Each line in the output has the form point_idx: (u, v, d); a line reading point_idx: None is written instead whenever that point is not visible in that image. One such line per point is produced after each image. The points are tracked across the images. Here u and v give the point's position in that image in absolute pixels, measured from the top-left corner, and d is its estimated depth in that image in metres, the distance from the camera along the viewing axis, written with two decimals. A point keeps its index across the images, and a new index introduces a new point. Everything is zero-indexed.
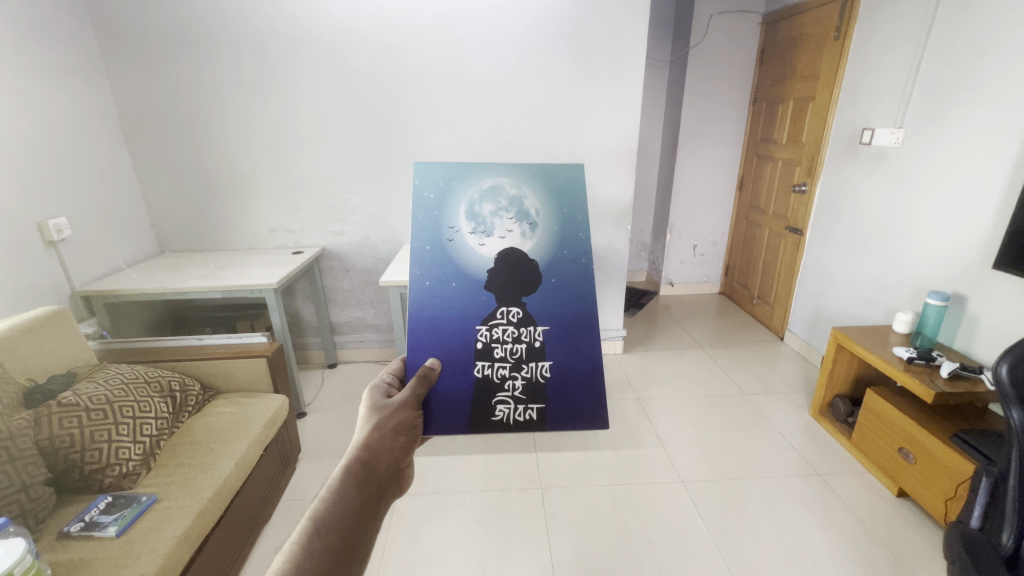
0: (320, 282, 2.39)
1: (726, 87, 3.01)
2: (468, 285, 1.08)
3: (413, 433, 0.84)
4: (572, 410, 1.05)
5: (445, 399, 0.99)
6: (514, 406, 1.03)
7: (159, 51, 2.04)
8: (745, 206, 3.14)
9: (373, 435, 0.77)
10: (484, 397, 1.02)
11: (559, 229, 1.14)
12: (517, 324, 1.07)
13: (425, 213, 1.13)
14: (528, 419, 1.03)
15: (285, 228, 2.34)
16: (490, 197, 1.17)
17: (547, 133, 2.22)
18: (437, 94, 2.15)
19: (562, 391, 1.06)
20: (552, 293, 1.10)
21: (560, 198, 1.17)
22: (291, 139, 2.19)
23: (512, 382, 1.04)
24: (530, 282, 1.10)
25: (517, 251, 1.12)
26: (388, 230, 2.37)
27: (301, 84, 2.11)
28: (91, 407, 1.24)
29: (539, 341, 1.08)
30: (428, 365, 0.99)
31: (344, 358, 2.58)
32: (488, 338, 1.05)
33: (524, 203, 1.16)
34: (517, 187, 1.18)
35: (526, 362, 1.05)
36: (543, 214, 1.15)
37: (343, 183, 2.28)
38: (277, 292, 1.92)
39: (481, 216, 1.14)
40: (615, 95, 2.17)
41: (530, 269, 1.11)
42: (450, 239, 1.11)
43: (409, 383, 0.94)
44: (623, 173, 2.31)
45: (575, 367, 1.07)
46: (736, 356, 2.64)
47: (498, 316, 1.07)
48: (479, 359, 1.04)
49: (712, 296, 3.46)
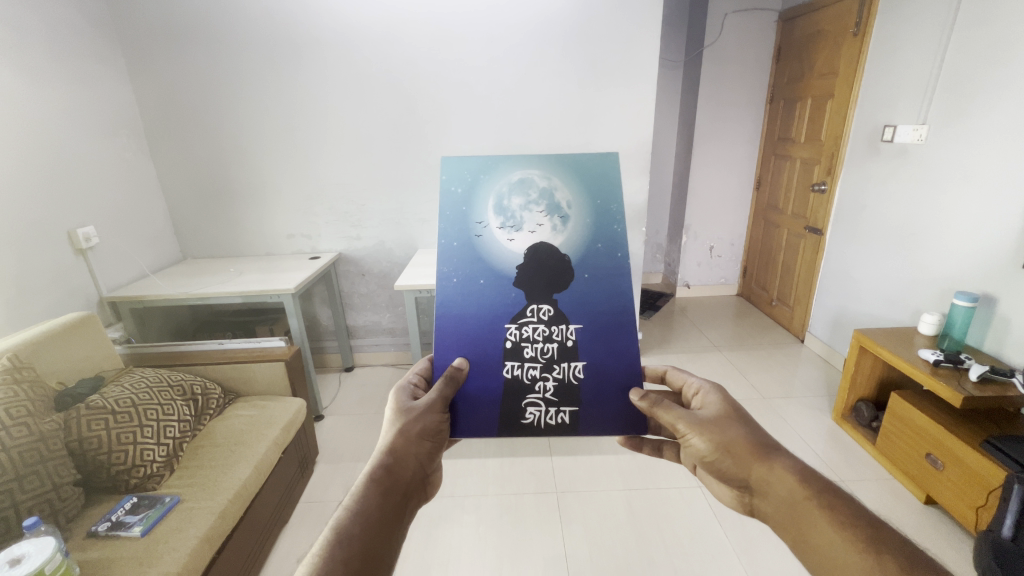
0: (336, 286, 2.41)
1: (741, 85, 2.97)
2: (496, 282, 1.10)
3: (439, 437, 0.85)
4: (603, 416, 1.04)
5: (472, 400, 1.02)
6: (546, 408, 1.05)
7: (180, 63, 2.10)
8: (763, 205, 3.08)
9: (397, 439, 0.79)
10: (514, 397, 1.04)
11: (592, 221, 1.13)
12: (548, 323, 1.08)
13: (451, 209, 1.13)
14: (559, 423, 1.04)
15: (303, 234, 2.38)
16: (519, 189, 1.15)
17: (558, 136, 2.22)
18: (449, 98, 2.17)
19: (596, 393, 1.05)
20: (584, 289, 1.10)
21: (593, 188, 1.15)
22: (308, 145, 2.23)
23: (543, 383, 1.06)
24: (561, 279, 1.11)
25: (548, 246, 1.12)
26: (403, 235, 2.39)
27: (316, 91, 2.15)
28: (117, 410, 1.28)
29: (571, 340, 1.08)
30: (455, 365, 1.03)
31: (361, 361, 2.61)
32: (517, 337, 1.07)
33: (555, 195, 1.14)
34: (547, 179, 1.15)
35: (557, 363, 1.07)
36: (575, 205, 1.14)
37: (359, 189, 2.31)
38: (295, 297, 1.95)
39: (509, 210, 1.14)
40: (628, 96, 2.16)
41: (562, 264, 1.11)
42: (478, 236, 1.12)
43: (436, 384, 0.97)
44: (637, 174, 2.29)
45: (609, 368, 1.07)
46: (755, 360, 2.60)
47: (527, 314, 1.09)
48: (509, 359, 1.06)
49: (729, 298, 3.41)
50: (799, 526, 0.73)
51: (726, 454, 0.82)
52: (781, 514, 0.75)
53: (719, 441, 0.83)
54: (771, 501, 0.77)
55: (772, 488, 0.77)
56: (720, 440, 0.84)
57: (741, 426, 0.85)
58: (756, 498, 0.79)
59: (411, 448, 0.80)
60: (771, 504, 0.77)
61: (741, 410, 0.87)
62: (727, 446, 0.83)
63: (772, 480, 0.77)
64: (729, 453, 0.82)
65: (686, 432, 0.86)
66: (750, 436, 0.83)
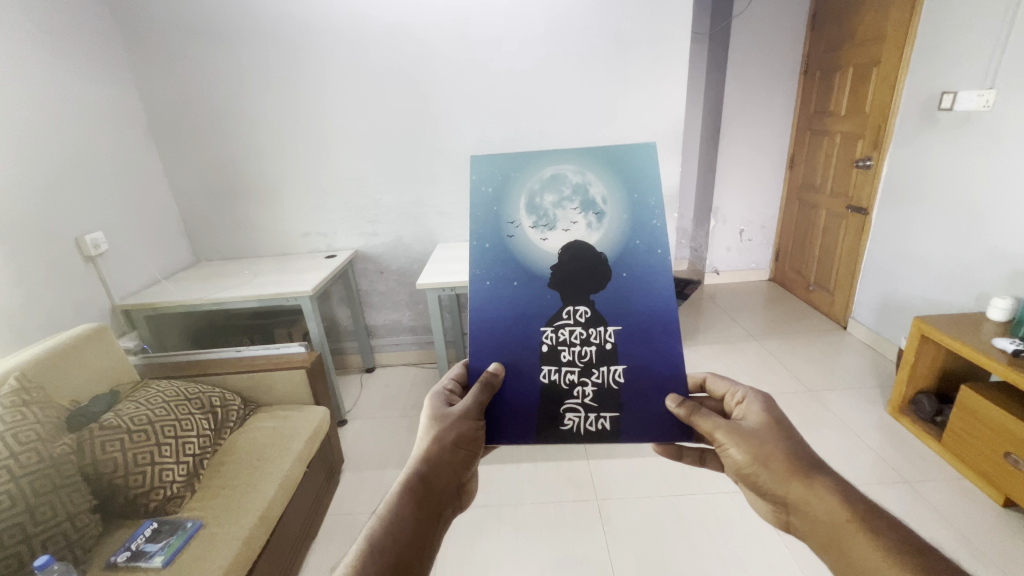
0: (354, 285, 2.31)
1: (773, 57, 2.78)
2: (530, 283, 1.03)
3: (473, 444, 0.92)
4: (650, 420, 0.99)
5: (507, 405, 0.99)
6: (584, 412, 1.00)
7: (182, 60, 2.00)
8: (797, 184, 2.90)
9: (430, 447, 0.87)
10: (552, 403, 1.01)
11: (629, 217, 1.04)
12: (585, 324, 1.03)
13: (482, 210, 1.06)
14: (597, 427, 0.99)
15: (316, 231, 2.27)
16: (552, 186, 1.07)
17: (584, 118, 2.08)
18: (466, 80, 2.03)
19: (640, 400, 0.99)
20: (622, 289, 1.02)
21: (630, 181, 1.05)
22: (320, 139, 2.13)
23: (581, 387, 1.02)
24: (598, 279, 1.02)
25: (584, 244, 1.05)
26: (422, 228, 2.26)
27: (327, 81, 2.03)
28: (132, 429, 1.21)
29: (609, 342, 1.02)
30: (491, 369, 1.00)
31: (382, 362, 2.51)
32: (553, 340, 1.02)
33: (589, 191, 1.05)
34: (581, 174, 1.07)
35: (594, 366, 1.01)
36: (609, 200, 1.05)
37: (374, 182, 2.19)
38: (313, 299, 1.85)
39: (541, 208, 1.06)
40: (659, 73, 2.00)
41: (599, 264, 1.03)
42: (511, 235, 1.05)
43: (471, 389, 0.96)
44: (669, 157, 2.13)
45: (650, 371, 1.01)
46: (796, 349, 2.45)
47: (563, 315, 1.03)
48: (545, 362, 1.01)
49: (761, 283, 3.24)
50: (840, 547, 0.68)
51: (766, 468, 0.76)
52: (821, 535, 0.70)
53: (759, 453, 0.77)
54: (816, 524, 0.70)
55: (817, 511, 0.70)
56: (758, 451, 0.77)
57: (785, 439, 0.77)
58: (798, 518, 0.72)
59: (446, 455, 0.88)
60: (815, 528, 0.70)
61: (787, 421, 0.79)
62: (769, 460, 0.76)
63: (817, 501, 0.71)
64: (766, 465, 0.75)
65: (722, 441, 0.80)
66: (793, 451, 0.76)
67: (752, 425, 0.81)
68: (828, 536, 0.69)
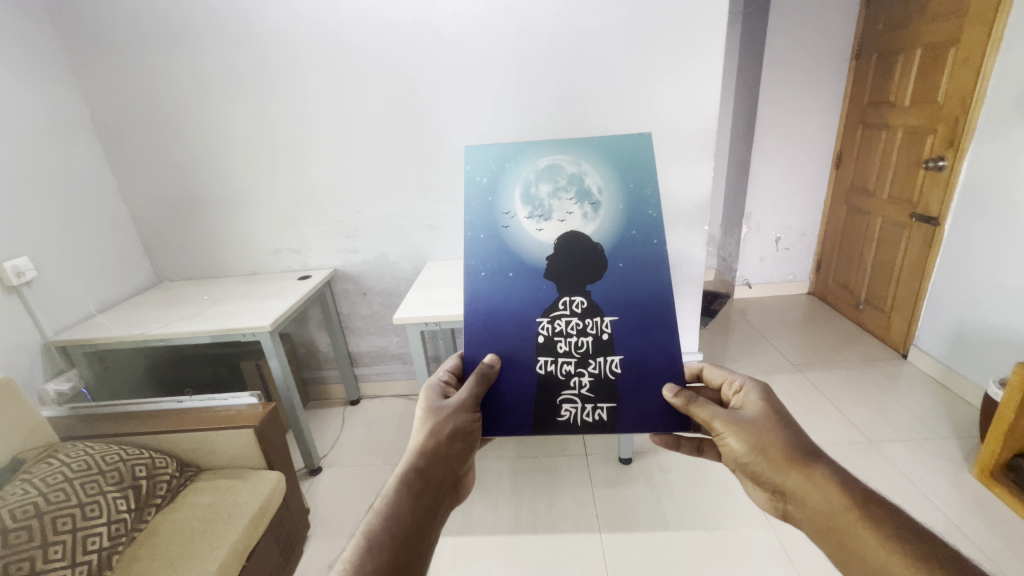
0: (333, 309, 2.03)
1: (818, 39, 2.40)
2: (524, 274, 1.09)
3: (469, 437, 0.97)
4: (647, 410, 1.04)
5: (506, 398, 1.05)
6: (580, 403, 1.05)
7: (129, 55, 1.73)
8: (845, 187, 2.52)
9: (429, 441, 0.92)
10: (549, 393, 1.06)
11: (623, 206, 1.12)
12: (580, 315, 1.08)
13: (479, 200, 1.14)
14: (593, 416, 1.04)
15: (289, 249, 1.99)
16: (547, 177, 1.16)
17: (598, 116, 1.75)
18: (458, 72, 1.71)
19: (635, 393, 1.04)
20: (617, 279, 1.09)
21: (624, 172, 1.14)
22: (289, 143, 1.83)
23: (577, 378, 1.07)
24: (595, 271, 1.09)
25: (578, 234, 1.13)
26: (409, 245, 1.96)
27: (296, 76, 1.74)
28: (9, 527, 0.95)
29: (604, 333, 1.07)
30: (486, 361, 1.05)
31: (368, 392, 2.24)
32: (549, 331, 1.07)
33: (585, 180, 1.14)
34: (576, 165, 1.16)
35: (589, 358, 1.06)
36: (602, 191, 1.13)
37: (353, 192, 1.90)
38: (274, 334, 1.57)
39: (537, 198, 1.15)
40: (688, 57, 1.65)
41: (594, 251, 1.10)
42: (506, 225, 1.13)
43: (467, 381, 1.02)
44: (699, 160, 1.78)
45: (644, 362, 1.06)
46: (846, 383, 2.10)
47: (558, 306, 1.07)
48: (542, 353, 1.07)
49: (799, 298, 2.87)
50: (841, 538, 0.71)
51: (763, 457, 0.80)
52: (821, 525, 0.73)
53: (756, 442, 0.80)
54: (812, 509, 0.74)
55: (811, 496, 0.75)
56: (757, 441, 0.80)
57: (782, 428, 0.81)
58: (794, 502, 0.76)
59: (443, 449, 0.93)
60: (810, 511, 0.75)
61: (784, 410, 0.83)
62: (766, 449, 0.79)
63: (816, 491, 0.74)
64: (765, 455, 0.79)
65: (721, 430, 0.83)
66: (792, 440, 0.80)
67: (752, 415, 0.84)
68: (825, 524, 0.73)
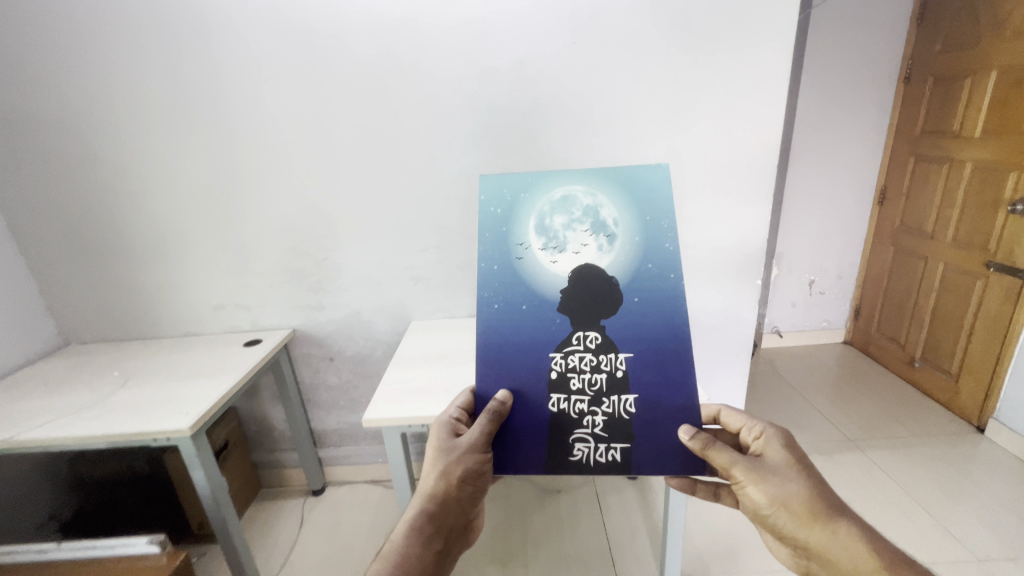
0: (291, 379, 1.61)
1: (861, 59, 2.11)
2: (538, 307, 1.05)
3: (480, 477, 0.96)
4: (662, 446, 1.00)
5: (518, 433, 1.00)
6: (590, 441, 1.00)
7: (18, 48, 1.32)
8: (892, 226, 2.22)
9: (439, 484, 0.93)
10: (561, 431, 1.01)
11: (640, 240, 1.06)
12: (593, 353, 1.02)
13: (493, 230, 1.10)
14: (604, 455, 1.00)
15: (235, 304, 1.56)
16: (562, 208, 1.10)
17: (629, 144, 1.39)
18: (452, 86, 1.34)
19: (649, 431, 1.00)
20: (634, 314, 1.02)
21: (640, 204, 1.07)
22: (233, 171, 1.43)
23: (589, 416, 1.01)
24: (608, 304, 1.04)
25: (593, 267, 1.06)
26: (388, 301, 1.56)
27: (241, 87, 1.34)
28: None
29: (618, 370, 1.02)
30: (498, 398, 1.00)
31: (335, 478, 1.80)
32: (562, 366, 1.02)
33: (600, 212, 1.08)
34: (592, 195, 1.08)
35: (602, 396, 1.01)
36: (618, 223, 1.06)
37: (317, 236, 1.49)
38: (196, 438, 1.12)
39: (552, 228, 1.08)
40: (744, 74, 1.31)
41: (609, 285, 1.05)
42: (520, 257, 1.07)
43: (479, 419, 0.98)
44: (753, 201, 1.43)
45: (659, 403, 1.01)
46: (920, 467, 1.73)
47: (572, 341, 1.03)
48: (554, 389, 1.02)
49: (834, 348, 2.54)
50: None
51: (785, 509, 0.86)
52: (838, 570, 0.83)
53: (779, 496, 0.86)
54: (827, 557, 0.84)
55: (829, 547, 0.84)
56: (780, 495, 0.86)
57: (803, 482, 0.88)
58: (812, 553, 0.85)
59: (454, 491, 0.94)
60: (825, 559, 0.84)
61: (807, 467, 0.89)
62: (789, 503, 0.86)
63: (835, 543, 0.83)
64: (788, 510, 0.85)
65: (745, 481, 0.89)
66: (812, 491, 0.87)
67: (775, 468, 0.89)
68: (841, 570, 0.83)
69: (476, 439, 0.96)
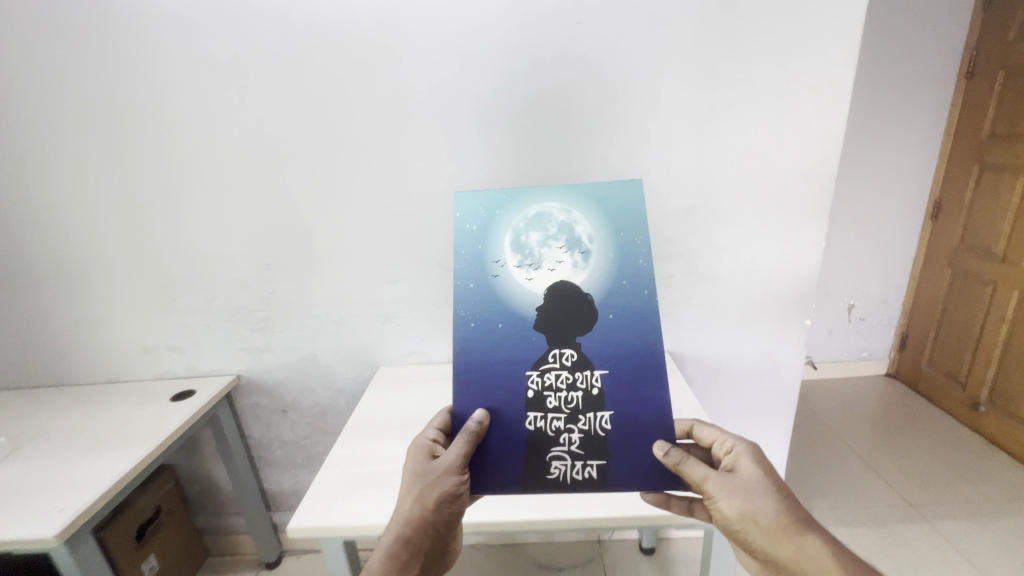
0: (235, 435, 1.33)
1: (916, 52, 1.81)
2: (509, 323, 0.83)
3: (459, 504, 0.77)
4: (637, 459, 0.80)
5: (493, 454, 0.80)
6: (570, 462, 0.80)
7: None
8: (951, 245, 1.90)
9: (414, 511, 0.75)
10: (532, 452, 0.81)
11: (615, 258, 0.84)
12: (572, 369, 0.82)
13: (467, 247, 0.85)
14: (581, 473, 0.80)
15: (164, 345, 1.28)
16: (533, 224, 0.86)
17: (647, 152, 1.10)
18: (422, 80, 1.05)
19: (627, 449, 0.80)
20: (614, 333, 0.82)
21: (614, 216, 0.85)
22: (153, 184, 1.15)
23: (568, 436, 0.81)
24: (581, 320, 0.83)
25: (567, 289, 0.83)
26: (349, 344, 1.28)
27: (159, 80, 1.06)
28: None
29: (597, 387, 0.82)
30: (474, 418, 0.79)
31: (292, 546, 1.52)
32: (540, 385, 0.82)
33: (574, 230, 0.85)
34: (564, 211, 0.86)
35: (582, 413, 0.81)
36: (595, 238, 0.84)
37: (260, 264, 1.21)
38: (70, 541, 0.85)
39: (528, 245, 0.84)
40: (796, 64, 1.02)
41: (583, 309, 0.82)
42: (496, 277, 0.84)
43: (456, 440, 0.78)
44: (802, 224, 1.14)
45: (637, 418, 0.81)
46: (1002, 542, 1.41)
47: (549, 359, 0.82)
48: (531, 409, 0.81)
49: (876, 382, 2.22)
50: None
51: (755, 525, 0.72)
52: None
53: (749, 510, 0.72)
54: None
55: (807, 569, 0.69)
56: (751, 508, 0.72)
57: (777, 494, 0.73)
58: (784, 571, 0.71)
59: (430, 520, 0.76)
60: None
61: (781, 478, 0.75)
62: (760, 518, 0.72)
63: (811, 562, 0.69)
64: (759, 525, 0.71)
65: (712, 494, 0.74)
66: (787, 502, 0.73)
67: (746, 477, 0.76)
68: None
69: (456, 460, 0.77)
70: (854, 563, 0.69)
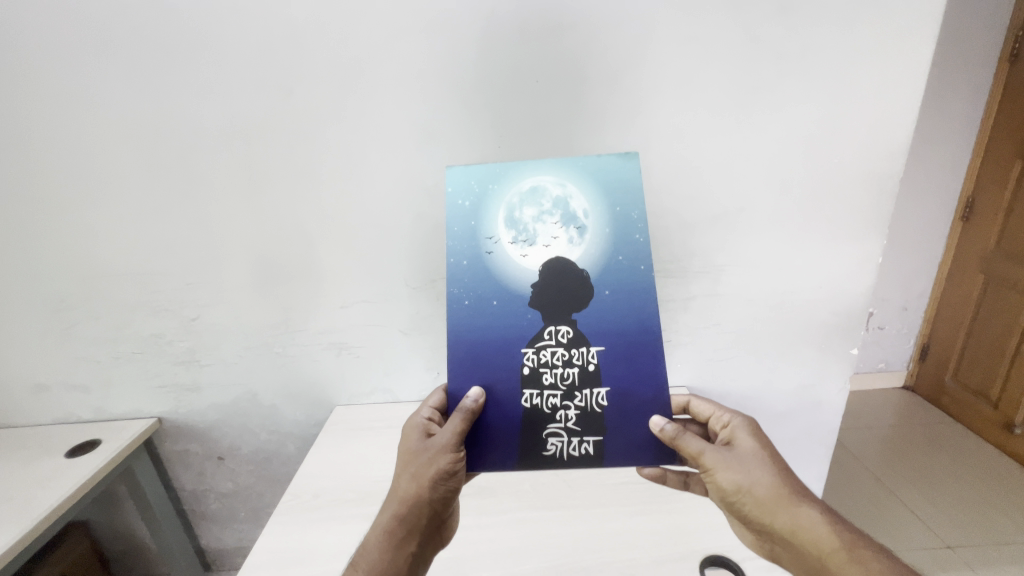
0: (158, 488, 1.08)
1: (954, 34, 1.60)
2: (501, 303, 0.73)
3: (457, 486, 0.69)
4: (635, 438, 0.71)
5: (490, 433, 0.71)
6: (567, 440, 0.71)
7: None
8: (984, 249, 1.73)
9: (409, 489, 0.67)
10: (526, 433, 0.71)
11: (613, 236, 0.72)
12: (568, 346, 0.72)
13: (459, 224, 0.73)
14: (579, 453, 0.71)
15: (63, 383, 1.03)
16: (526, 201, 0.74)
17: (667, 146, 0.87)
18: (378, 49, 0.80)
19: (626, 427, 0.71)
20: (612, 309, 0.72)
21: (612, 191, 0.73)
22: (26, 183, 0.88)
23: (564, 413, 0.72)
24: (576, 298, 0.72)
25: (563, 269, 0.72)
26: (296, 380, 1.03)
27: (23, 43, 0.79)
28: None
29: (593, 364, 0.72)
30: (470, 396, 0.71)
31: None
32: (535, 362, 0.72)
33: (569, 207, 0.73)
34: (559, 186, 0.74)
35: (578, 389, 0.71)
36: (592, 213, 0.72)
37: (176, 285, 0.95)
38: None
39: (521, 221, 0.73)
40: (861, 35, 0.79)
41: (579, 290, 0.72)
42: (489, 255, 0.73)
43: (453, 417, 0.70)
44: (856, 235, 0.92)
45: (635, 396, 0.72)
46: None
47: (544, 336, 0.72)
48: (526, 387, 0.72)
49: (894, 396, 2.05)
50: None
51: (753, 497, 0.66)
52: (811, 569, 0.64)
53: (748, 482, 0.66)
54: (800, 552, 0.64)
55: (804, 543, 0.63)
56: (748, 480, 0.66)
57: (775, 466, 0.67)
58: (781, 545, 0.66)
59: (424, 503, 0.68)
60: (802, 556, 0.64)
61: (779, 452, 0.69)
62: (757, 489, 0.65)
63: (809, 535, 0.63)
64: (757, 498, 0.65)
65: (710, 467, 0.68)
66: (786, 475, 0.67)
67: (743, 449, 0.69)
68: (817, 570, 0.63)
69: (453, 436, 0.68)
70: (856, 537, 0.63)
